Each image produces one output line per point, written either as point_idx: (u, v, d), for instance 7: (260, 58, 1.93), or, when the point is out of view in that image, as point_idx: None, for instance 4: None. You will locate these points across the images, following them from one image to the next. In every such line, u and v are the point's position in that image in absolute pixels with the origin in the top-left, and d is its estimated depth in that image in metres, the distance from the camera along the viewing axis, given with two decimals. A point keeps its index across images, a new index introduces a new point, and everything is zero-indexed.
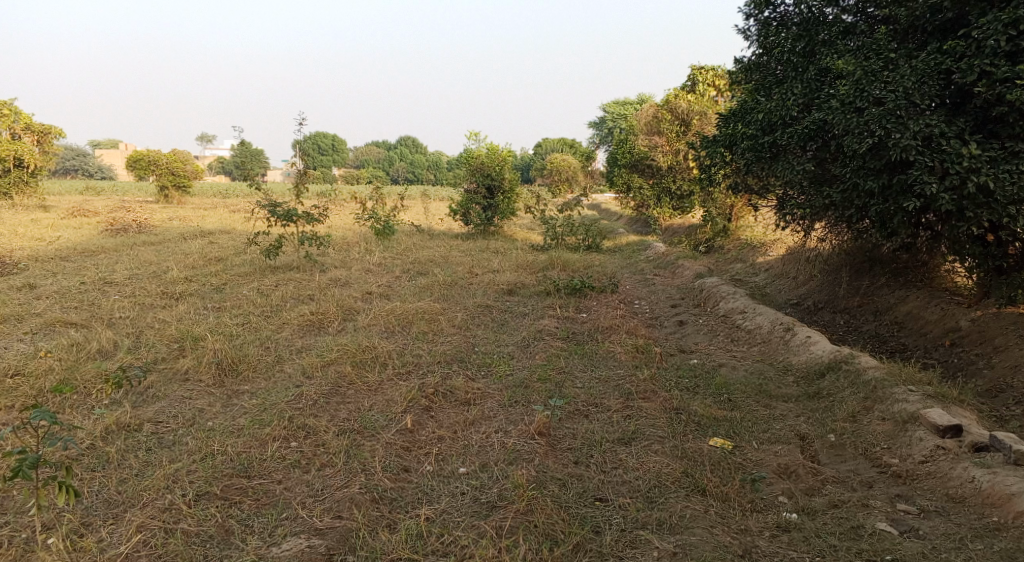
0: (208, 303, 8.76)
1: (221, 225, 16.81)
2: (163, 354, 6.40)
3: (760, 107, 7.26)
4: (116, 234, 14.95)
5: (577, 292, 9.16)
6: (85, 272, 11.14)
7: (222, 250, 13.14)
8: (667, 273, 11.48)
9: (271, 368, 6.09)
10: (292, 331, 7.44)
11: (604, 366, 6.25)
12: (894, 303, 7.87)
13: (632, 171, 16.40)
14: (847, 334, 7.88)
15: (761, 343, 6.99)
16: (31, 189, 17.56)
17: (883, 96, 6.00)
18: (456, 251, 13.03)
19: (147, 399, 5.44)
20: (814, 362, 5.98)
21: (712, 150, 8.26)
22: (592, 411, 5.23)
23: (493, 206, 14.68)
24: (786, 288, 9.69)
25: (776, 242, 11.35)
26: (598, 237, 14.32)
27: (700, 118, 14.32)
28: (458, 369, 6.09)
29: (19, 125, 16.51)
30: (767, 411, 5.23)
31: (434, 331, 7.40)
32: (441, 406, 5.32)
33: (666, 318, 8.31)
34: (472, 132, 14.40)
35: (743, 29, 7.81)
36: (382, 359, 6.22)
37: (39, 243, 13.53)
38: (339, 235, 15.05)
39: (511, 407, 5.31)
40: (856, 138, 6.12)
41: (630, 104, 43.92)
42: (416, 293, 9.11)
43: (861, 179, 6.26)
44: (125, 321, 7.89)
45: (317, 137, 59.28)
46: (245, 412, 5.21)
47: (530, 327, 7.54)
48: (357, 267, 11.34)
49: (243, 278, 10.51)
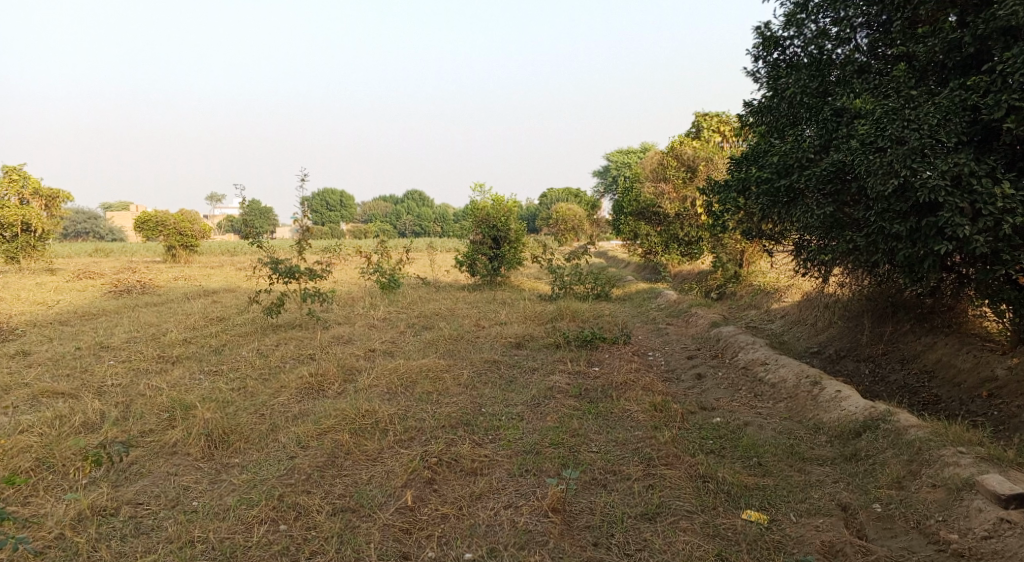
0: (205, 367, 8.40)
1: (225, 283, 16.55)
2: (152, 425, 6.01)
3: (774, 150, 6.96)
4: (118, 296, 14.71)
5: (587, 345, 8.77)
6: (82, 336, 10.85)
7: (224, 309, 12.86)
8: (680, 322, 11.09)
9: (264, 438, 5.69)
10: (289, 395, 7.05)
11: (620, 428, 5.82)
12: (922, 350, 7.46)
13: (639, 218, 16.15)
14: (874, 385, 7.44)
15: (787, 399, 6.55)
16: (40, 252, 17.47)
17: (906, 135, 5.70)
18: (462, 303, 12.72)
19: (129, 478, 5.05)
20: (848, 420, 5.55)
21: (725, 195, 7.92)
22: (609, 480, 4.81)
23: (499, 256, 14.41)
24: (805, 334, 9.27)
25: (791, 287, 10.97)
26: (607, 286, 13.99)
27: (707, 165, 14.05)
28: (463, 434, 5.67)
29: (28, 190, 16.47)
30: (802, 477, 4.79)
31: (439, 391, 7.01)
32: (444, 477, 4.91)
33: (683, 371, 7.90)
34: (477, 183, 14.18)
35: (751, 72, 7.58)
36: (382, 425, 5.82)
37: (40, 307, 13.30)
38: (344, 290, 14.77)
39: (520, 477, 4.89)
40: (880, 179, 5.79)
41: (634, 152, 44.09)
42: (421, 349, 8.74)
43: (887, 223, 5.92)
44: (116, 389, 7.54)
45: (325, 193, 59.70)
46: (233, 489, 4.82)
47: (539, 384, 7.14)
48: (361, 323, 11.02)
49: (243, 338, 10.20)
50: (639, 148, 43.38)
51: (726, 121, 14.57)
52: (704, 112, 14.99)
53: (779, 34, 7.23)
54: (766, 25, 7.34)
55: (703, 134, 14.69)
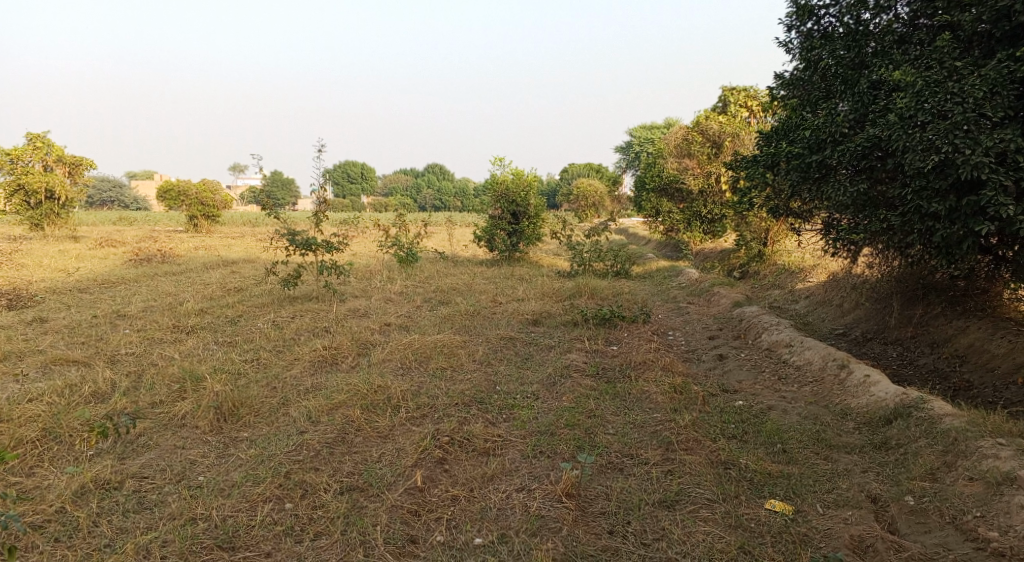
0: (219, 338, 8.31)
1: (244, 254, 16.49)
2: (161, 396, 5.92)
3: (805, 124, 6.65)
4: (138, 265, 14.69)
5: (606, 323, 8.56)
6: (99, 304, 10.82)
7: (242, 280, 12.80)
8: (702, 301, 10.83)
9: (274, 413, 5.57)
10: (302, 369, 6.94)
11: (638, 410, 5.64)
12: (953, 334, 7.17)
13: (662, 194, 15.83)
14: (902, 369, 7.18)
15: (812, 383, 6.32)
16: (63, 221, 17.46)
17: (948, 108, 5.40)
18: (480, 278, 12.55)
19: (136, 451, 4.96)
20: (878, 407, 5.32)
21: (752, 171, 7.62)
22: (627, 464, 4.65)
23: (518, 231, 14.19)
24: (830, 316, 8.98)
25: (817, 267, 10.67)
26: (627, 263, 13.74)
27: (733, 140, 13.68)
28: (476, 413, 5.52)
29: (52, 157, 16.45)
30: (829, 466, 4.59)
31: (454, 368, 6.86)
32: (456, 457, 4.77)
33: (704, 351, 7.68)
34: (497, 157, 13.90)
35: (783, 42, 7.23)
36: (394, 401, 5.68)
37: (60, 275, 13.31)
38: (362, 263, 14.65)
39: (534, 459, 4.73)
40: (919, 155, 5.52)
41: (658, 128, 43.41)
42: (437, 324, 8.59)
43: (924, 201, 5.64)
44: (130, 359, 7.47)
45: (347, 167, 59.68)
46: (240, 465, 4.71)
47: (556, 362, 6.96)
48: (378, 296, 10.90)
49: (259, 310, 10.10)
50: (663, 124, 42.62)
51: (753, 96, 14.16)
52: (731, 86, 14.56)
53: (814, 3, 6.88)
54: None
55: (729, 109, 14.28)
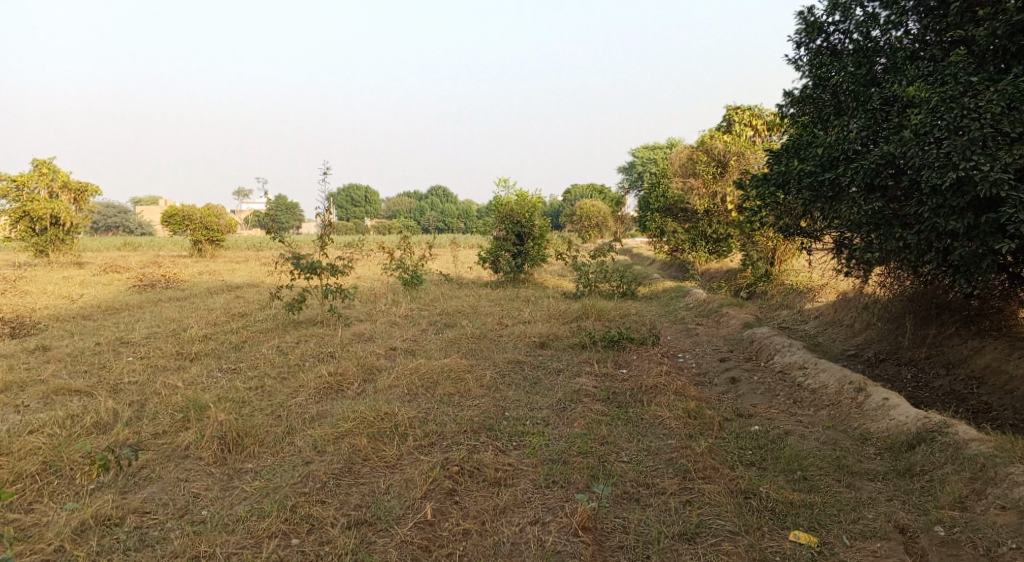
0: (223, 364, 8.20)
1: (248, 278, 16.42)
2: (165, 426, 5.80)
3: (817, 142, 6.58)
4: (142, 290, 14.63)
5: (614, 345, 8.44)
6: (103, 331, 10.73)
7: (246, 305, 12.71)
8: (710, 321, 10.70)
9: (280, 442, 5.45)
10: (307, 396, 6.82)
11: (652, 436, 5.50)
12: (969, 355, 7.03)
13: (666, 214, 15.76)
14: (918, 391, 7.03)
15: (829, 406, 6.18)
16: (67, 247, 17.44)
17: (965, 124, 5.35)
18: (485, 300, 12.45)
19: (138, 484, 4.84)
20: (899, 431, 5.18)
21: (762, 189, 7.53)
22: (643, 494, 4.53)
23: (523, 253, 14.11)
24: (841, 336, 8.85)
25: (826, 287, 10.54)
26: (633, 283, 13.64)
27: (738, 160, 13.60)
28: (486, 441, 5.39)
29: (57, 184, 16.46)
30: (852, 495, 4.46)
31: (461, 393, 6.74)
32: (466, 488, 4.64)
33: (716, 373, 7.55)
34: (502, 178, 13.85)
35: (792, 60, 7.18)
36: (401, 429, 5.55)
37: (64, 301, 13.24)
38: (367, 286, 14.57)
39: (548, 489, 4.60)
40: (936, 172, 5.45)
41: (660, 149, 43.49)
42: (443, 348, 8.47)
43: (942, 219, 5.56)
44: (133, 387, 7.36)
45: (350, 189, 59.86)
46: (245, 498, 4.59)
47: (566, 386, 6.84)
48: (382, 320, 10.80)
49: (263, 335, 10.00)
50: (666, 144, 42.64)
51: (758, 115, 14.10)
52: (735, 106, 14.53)
53: (823, 20, 6.83)
54: (809, 10, 6.95)
55: (733, 128, 14.22)
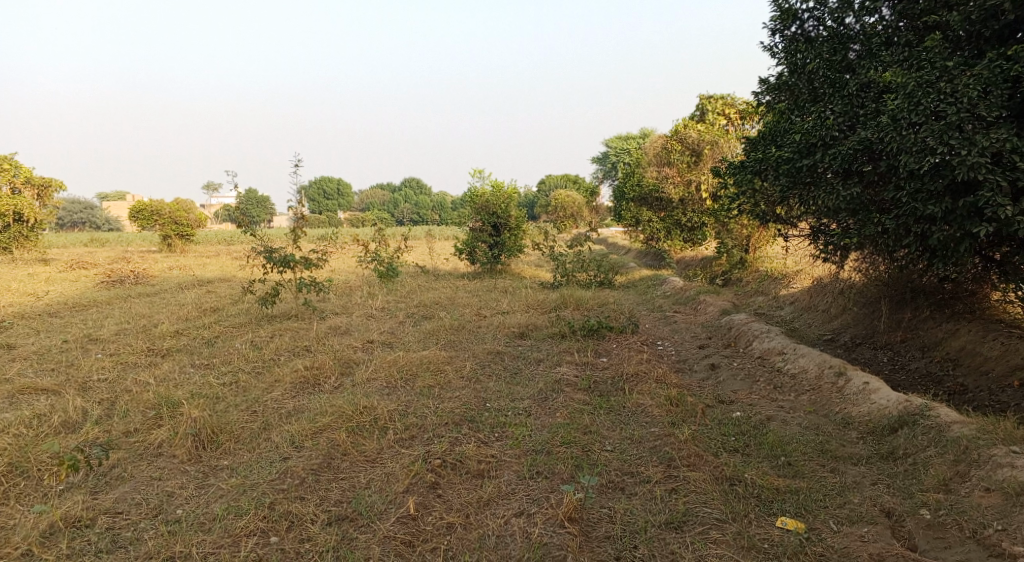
0: (196, 360, 8.02)
1: (220, 273, 16.13)
2: (136, 424, 5.64)
3: (794, 128, 6.56)
4: (110, 287, 14.30)
5: (593, 334, 8.39)
6: (70, 328, 10.46)
7: (218, 299, 12.48)
8: (688, 309, 10.71)
9: (255, 438, 5.32)
10: (283, 391, 6.68)
11: (634, 424, 5.46)
12: (944, 337, 7.09)
13: (641, 203, 15.76)
14: (894, 374, 7.07)
15: (809, 391, 6.19)
16: (32, 244, 17.00)
17: (941, 109, 5.37)
18: (462, 291, 12.35)
19: (109, 483, 4.68)
20: (880, 415, 5.19)
21: (740, 177, 7.51)
22: (628, 483, 4.49)
23: (499, 243, 14.02)
24: (817, 321, 8.89)
25: (801, 273, 10.60)
26: (610, 272, 13.62)
27: (712, 149, 13.60)
28: (468, 432, 5.31)
29: (20, 179, 16.02)
30: (837, 479, 4.47)
31: (441, 385, 6.65)
32: (449, 481, 4.56)
33: (696, 361, 7.53)
34: (477, 169, 13.73)
35: (768, 47, 7.15)
36: (380, 422, 5.44)
37: (29, 299, 12.89)
38: (341, 279, 14.38)
39: (532, 480, 4.54)
40: (914, 157, 5.46)
41: (633, 139, 43.58)
42: (421, 340, 8.37)
43: (920, 204, 5.58)
44: (102, 385, 7.16)
45: (323, 182, 59.22)
46: (221, 495, 4.47)
47: (546, 376, 6.77)
48: (358, 313, 10.66)
49: (236, 330, 9.81)
50: (639, 134, 42.72)
51: (731, 104, 14.09)
52: (708, 94, 14.52)
53: (797, 7, 6.80)
54: None
55: (707, 117, 14.22)
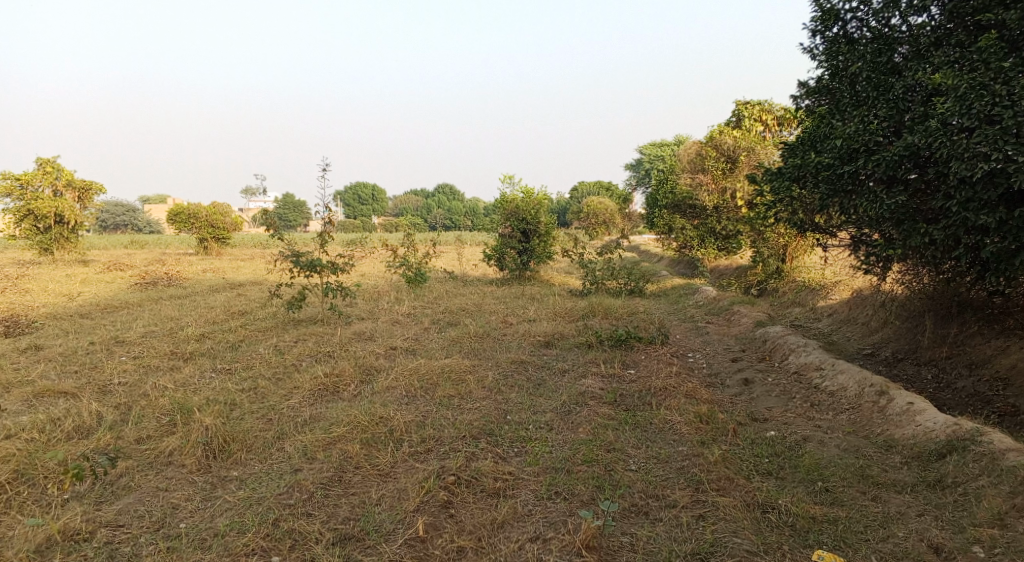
0: (218, 365, 7.92)
1: (251, 276, 16.14)
2: (150, 431, 5.52)
3: (835, 132, 6.21)
4: (143, 288, 14.38)
5: (621, 345, 8.10)
6: (99, 330, 10.48)
7: (246, 303, 12.44)
8: (721, 320, 10.36)
9: (267, 448, 5.15)
10: (301, 399, 6.52)
11: (661, 442, 5.19)
12: (993, 355, 6.68)
13: (674, 210, 15.39)
14: (939, 393, 6.67)
15: (849, 411, 5.84)
16: (72, 245, 17.15)
17: (996, 113, 5.04)
18: (490, 298, 12.14)
19: (115, 493, 4.56)
20: (927, 439, 4.85)
21: (777, 183, 7.16)
22: (652, 507, 4.25)
23: (528, 250, 13.79)
24: (856, 335, 8.49)
25: (839, 284, 10.19)
26: (641, 280, 13.30)
27: (748, 155, 13.16)
28: (486, 447, 5.08)
29: (62, 181, 16.22)
30: (880, 509, 4.16)
31: (462, 395, 6.43)
32: (463, 500, 4.37)
33: (728, 375, 7.21)
34: (507, 175, 13.48)
35: (807, 49, 6.81)
36: (396, 434, 5.24)
37: (63, 299, 13.00)
38: (370, 284, 14.27)
39: (549, 502, 4.33)
40: (966, 164, 5.15)
41: (668, 145, 43.02)
42: (445, 347, 8.16)
43: (971, 213, 5.25)
44: (122, 389, 7.09)
45: (357, 187, 59.62)
46: (227, 508, 4.34)
47: (571, 388, 6.52)
48: (384, 319, 10.51)
49: (261, 334, 9.73)
50: (673, 141, 42.11)
51: (768, 110, 13.67)
52: (744, 100, 14.09)
53: (839, 6, 6.45)
54: None
55: (743, 123, 13.76)
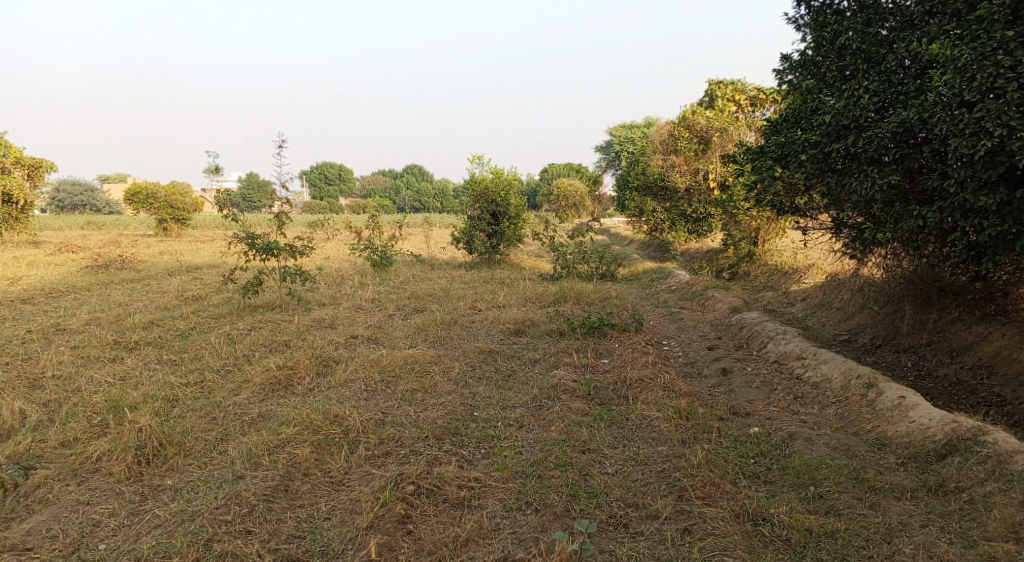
0: (164, 356, 7.33)
1: (208, 259, 15.38)
2: (77, 433, 4.97)
3: (824, 108, 5.82)
4: (93, 272, 13.58)
5: (595, 333, 7.68)
6: (39, 317, 9.77)
7: (201, 288, 11.78)
8: (695, 305, 10.02)
9: (209, 452, 4.64)
10: (250, 394, 6.00)
11: (639, 441, 4.80)
12: (975, 341, 6.39)
13: (646, 192, 15.01)
14: (921, 381, 6.38)
15: (835, 404, 5.50)
16: (22, 225, 16.21)
17: (1000, 85, 4.71)
18: (457, 282, 11.66)
19: (28, 509, 4.10)
20: (923, 437, 4.55)
21: (759, 163, 6.75)
22: (632, 519, 3.96)
23: (498, 232, 13.30)
24: (832, 320, 8.16)
25: (813, 268, 9.91)
26: (613, 264, 12.90)
27: (721, 136, 12.76)
28: (450, 449, 4.64)
29: (10, 159, 15.29)
30: (881, 519, 3.95)
31: (425, 389, 5.98)
32: (422, 513, 4.01)
33: (705, 365, 6.84)
34: (477, 155, 12.93)
35: (792, 19, 6.40)
36: (351, 435, 4.77)
37: (4, 283, 12.19)
38: (333, 268, 13.67)
39: (518, 514, 4.00)
40: (967, 141, 4.83)
41: (637, 127, 42.74)
42: (409, 336, 7.68)
43: (971, 194, 4.94)
44: (57, 384, 6.50)
45: (324, 168, 58.42)
46: (156, 525, 3.97)
47: (542, 380, 6.09)
48: (346, 305, 9.98)
49: (214, 321, 9.14)
50: (643, 123, 41.76)
51: (741, 89, 13.31)
52: (718, 79, 13.67)
53: None
54: None
55: (716, 103, 13.36)
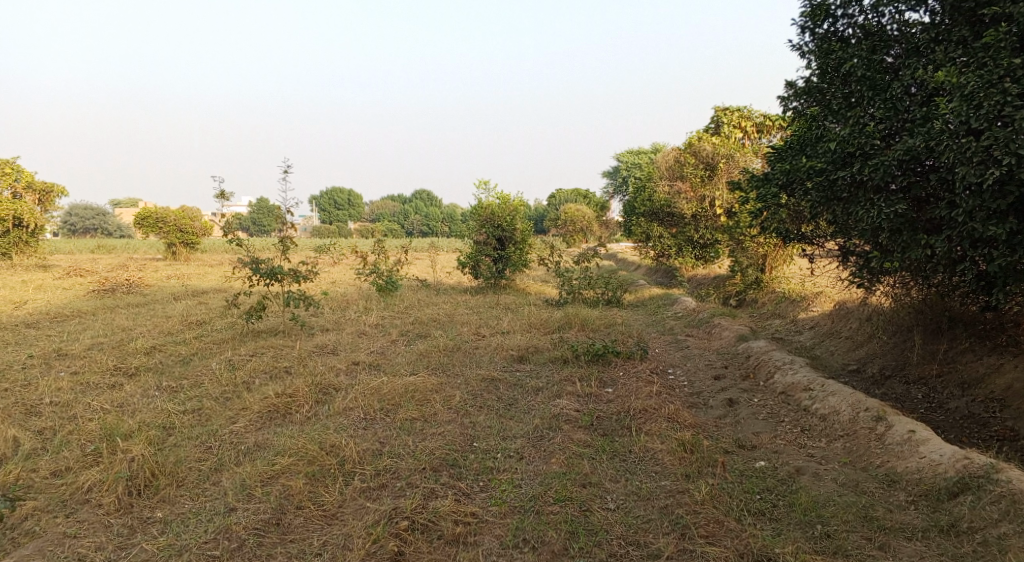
0: (164, 382, 7.26)
1: (215, 283, 15.38)
2: (70, 462, 4.89)
3: (829, 135, 5.76)
4: (99, 296, 13.58)
5: (599, 360, 7.57)
6: (42, 341, 9.73)
7: (205, 312, 11.74)
8: (701, 332, 9.90)
9: (202, 482, 4.55)
10: (248, 422, 5.92)
11: (642, 475, 4.69)
12: (986, 373, 6.26)
13: (653, 218, 14.96)
14: (931, 414, 6.24)
15: (843, 437, 5.36)
16: (32, 249, 16.26)
17: (1007, 113, 4.65)
18: (462, 308, 11.58)
19: (14, 542, 4.03)
20: (934, 474, 4.42)
21: (765, 190, 6.67)
22: (632, 558, 3.86)
23: (504, 258, 13.25)
24: (841, 349, 8.03)
25: (821, 296, 9.79)
26: (619, 290, 12.80)
27: (727, 163, 12.72)
28: (447, 482, 4.54)
29: (22, 183, 15.40)
30: (890, 561, 3.83)
31: (425, 418, 5.88)
32: (416, 550, 3.92)
33: (711, 395, 6.71)
34: (485, 180, 12.97)
35: (796, 46, 6.36)
36: (347, 466, 4.67)
37: (10, 307, 12.19)
38: (338, 293, 13.63)
39: (515, 553, 3.90)
40: (974, 170, 4.76)
41: (645, 153, 42.84)
42: (411, 362, 7.59)
43: (979, 224, 4.85)
44: (55, 410, 6.43)
45: (333, 192, 58.75)
46: (142, 560, 3.90)
47: (544, 409, 5.99)
48: (349, 330, 9.91)
49: (216, 347, 9.08)
50: (650, 148, 41.85)
51: (747, 116, 13.30)
52: (723, 107, 13.65)
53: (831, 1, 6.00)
54: None
55: (722, 129, 13.32)
